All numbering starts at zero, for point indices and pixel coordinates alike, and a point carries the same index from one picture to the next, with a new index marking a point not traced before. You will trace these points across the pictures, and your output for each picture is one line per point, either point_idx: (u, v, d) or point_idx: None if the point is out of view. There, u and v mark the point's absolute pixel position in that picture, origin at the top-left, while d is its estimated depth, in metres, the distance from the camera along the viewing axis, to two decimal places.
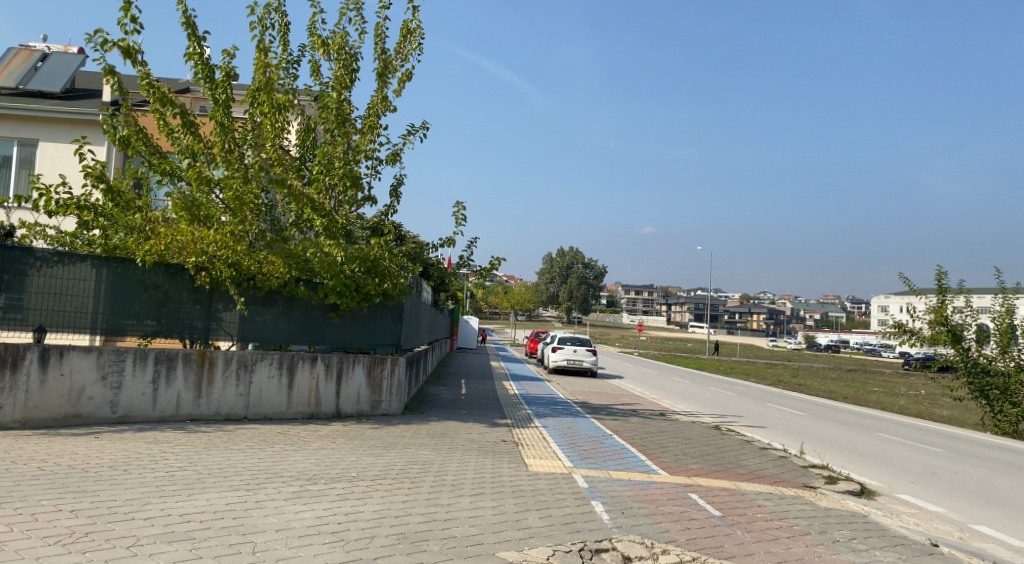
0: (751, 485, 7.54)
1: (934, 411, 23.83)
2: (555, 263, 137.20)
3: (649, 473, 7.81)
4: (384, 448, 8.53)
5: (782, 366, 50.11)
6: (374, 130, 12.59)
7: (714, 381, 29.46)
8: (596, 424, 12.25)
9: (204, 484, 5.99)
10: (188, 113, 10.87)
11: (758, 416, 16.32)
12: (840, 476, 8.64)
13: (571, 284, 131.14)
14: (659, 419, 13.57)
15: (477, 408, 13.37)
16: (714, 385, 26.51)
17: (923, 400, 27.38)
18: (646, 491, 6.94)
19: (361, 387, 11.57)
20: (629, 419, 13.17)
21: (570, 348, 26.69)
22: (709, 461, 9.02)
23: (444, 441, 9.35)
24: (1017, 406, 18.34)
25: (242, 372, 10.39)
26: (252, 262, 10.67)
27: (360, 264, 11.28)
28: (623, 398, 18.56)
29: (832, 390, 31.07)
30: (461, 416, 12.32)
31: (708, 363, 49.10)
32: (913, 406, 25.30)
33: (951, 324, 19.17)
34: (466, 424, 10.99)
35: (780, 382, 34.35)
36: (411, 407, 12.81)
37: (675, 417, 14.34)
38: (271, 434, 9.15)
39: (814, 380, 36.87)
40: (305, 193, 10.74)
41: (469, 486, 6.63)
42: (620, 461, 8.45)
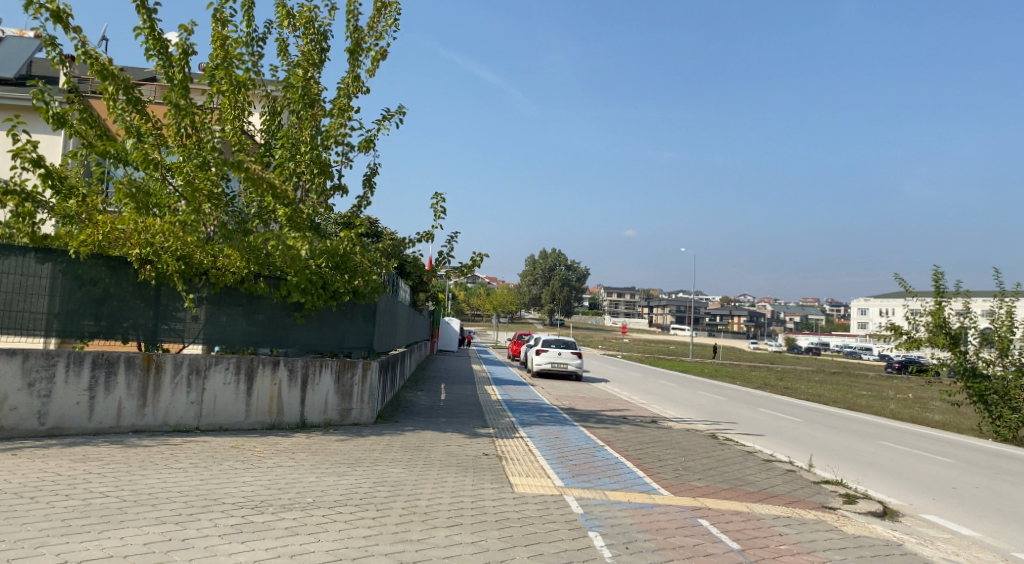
0: (765, 507, 6.64)
1: (926, 415, 23.25)
2: (537, 265, 136.41)
3: (650, 494, 6.89)
4: (350, 466, 7.53)
5: (766, 369, 49.64)
6: (345, 113, 11.61)
7: (701, 384, 28.67)
8: (585, 433, 11.33)
9: (125, 517, 4.97)
10: (133, 89, 9.79)
11: (753, 423, 15.51)
12: (858, 493, 7.79)
13: (553, 286, 130.42)
14: (651, 427, 12.67)
15: (456, 415, 12.39)
16: (702, 389, 25.74)
17: (913, 404, 26.83)
18: (650, 517, 6.01)
19: (329, 395, 10.57)
20: (620, 427, 12.27)
21: (554, 350, 25.79)
22: (713, 477, 8.13)
23: (419, 456, 8.36)
24: (1016, 412, 17.61)
25: (193, 378, 9.39)
26: (206, 254, 9.66)
27: (327, 259, 10.26)
28: (611, 404, 17.65)
29: (821, 393, 30.45)
30: (439, 425, 11.34)
31: (692, 365, 48.48)
32: (904, 410, 24.70)
33: (949, 328, 18.50)
34: (444, 435, 10.01)
35: (767, 385, 33.74)
36: (385, 416, 11.79)
37: (668, 425, 13.48)
38: (223, 449, 8.12)
39: (800, 383, 36.24)
40: (265, 178, 9.77)
41: (444, 515, 5.66)
42: (615, 478, 7.53)
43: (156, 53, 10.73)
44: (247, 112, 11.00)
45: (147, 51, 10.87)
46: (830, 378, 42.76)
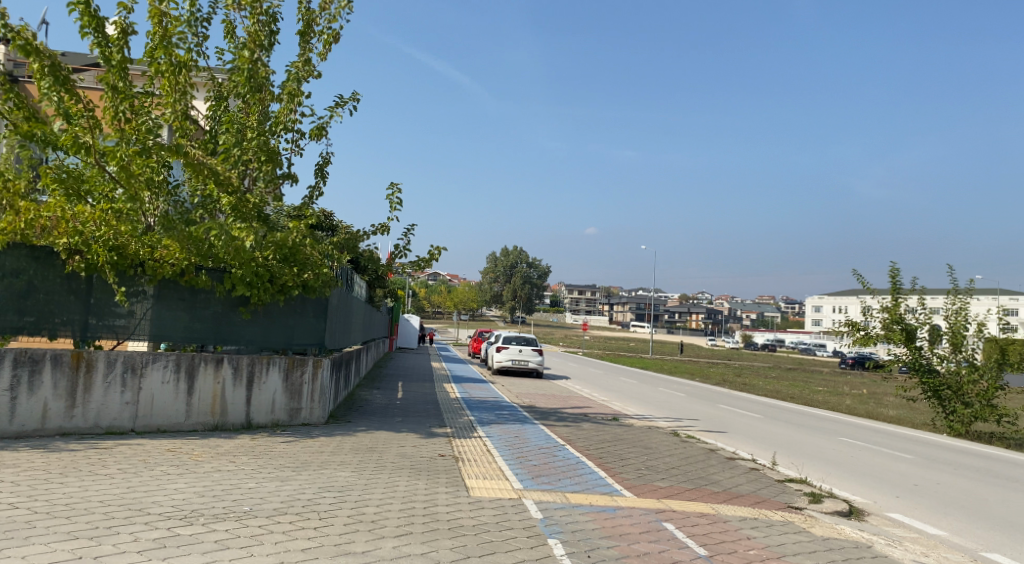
0: (731, 509, 6.40)
1: (880, 411, 23.62)
2: (499, 262, 135.93)
3: (612, 496, 6.59)
4: (295, 471, 7.06)
5: (724, 365, 50.24)
6: (295, 99, 11.07)
7: (662, 380, 28.67)
8: (545, 432, 11.02)
9: (32, 532, 4.44)
10: (60, 66, 8.82)
11: (714, 420, 15.41)
12: (823, 493, 7.62)
13: (515, 283, 130.27)
14: (612, 425, 12.43)
15: (412, 415, 11.96)
16: (662, 386, 25.74)
17: (867, 400, 27.28)
18: (613, 521, 5.70)
19: (276, 395, 10.06)
20: (581, 425, 11.98)
21: (515, 347, 25.47)
22: (676, 477, 7.89)
23: (370, 458, 7.93)
24: (969, 406, 18.05)
25: (128, 377, 8.80)
26: (142, 244, 9.08)
27: (275, 251, 9.78)
28: (572, 402, 17.42)
29: (778, 389, 30.80)
30: (394, 425, 10.91)
31: (652, 362, 48.72)
32: (859, 406, 25.07)
33: (905, 324, 18.69)
34: (398, 436, 9.57)
35: (726, 381, 34.04)
36: (337, 415, 11.29)
37: (629, 422, 13.27)
38: (159, 452, 7.57)
39: (757, 379, 36.68)
40: (207, 164, 9.22)
41: (393, 524, 5.26)
42: (576, 480, 7.22)
43: (91, 31, 9.95)
44: (190, 95, 10.44)
45: (81, 29, 10.12)
46: (787, 375, 43.36)
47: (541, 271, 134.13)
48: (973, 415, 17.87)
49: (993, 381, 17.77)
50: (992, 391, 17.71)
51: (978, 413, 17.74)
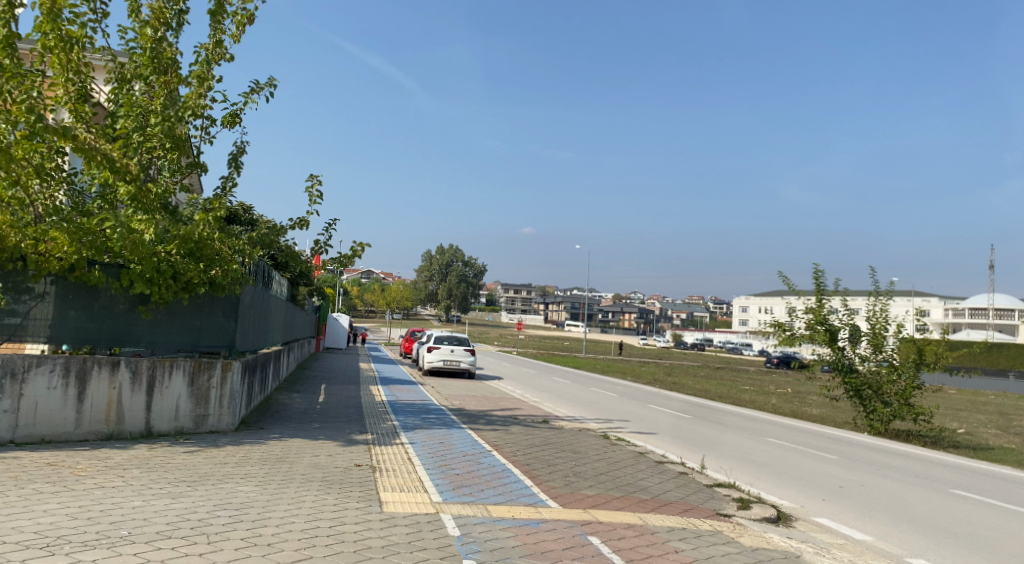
0: (659, 519, 6.13)
1: (804, 410, 24.22)
2: (434, 261, 134.65)
3: (536, 507, 6.24)
4: (191, 486, 6.41)
5: (655, 364, 50.98)
6: (206, 83, 10.31)
7: (594, 380, 28.67)
8: (471, 436, 10.61)
9: None
10: None
11: (644, 421, 15.34)
12: (751, 497, 7.48)
13: (450, 282, 129.33)
14: (542, 428, 12.13)
15: (332, 421, 11.34)
16: (594, 386, 25.70)
17: (790, 398, 27.99)
18: (536, 536, 5.34)
19: (181, 400, 9.31)
20: (509, 428, 11.62)
21: (446, 347, 24.96)
22: (604, 483, 7.61)
23: (279, 470, 7.33)
24: (888, 405, 18.77)
25: (8, 382, 7.96)
26: (24, 237, 8.20)
27: (180, 247, 9.13)
28: (502, 403, 17.07)
29: (706, 388, 31.32)
30: (311, 431, 10.28)
31: (586, 361, 48.99)
32: (784, 405, 25.68)
33: (828, 324, 19.16)
34: (314, 444, 8.97)
35: (656, 381, 34.42)
36: (250, 422, 10.56)
37: (559, 425, 13.00)
38: (35, 467, 6.77)
39: (687, 379, 37.25)
40: (99, 148, 8.35)
41: (291, 546, 4.73)
42: (499, 490, 6.84)
43: None
44: (86, 75, 9.51)
45: None
46: (715, 374, 44.30)
47: (477, 270, 133.66)
48: (891, 414, 18.60)
49: (910, 380, 18.42)
50: (909, 391, 18.38)
51: (896, 412, 18.47)
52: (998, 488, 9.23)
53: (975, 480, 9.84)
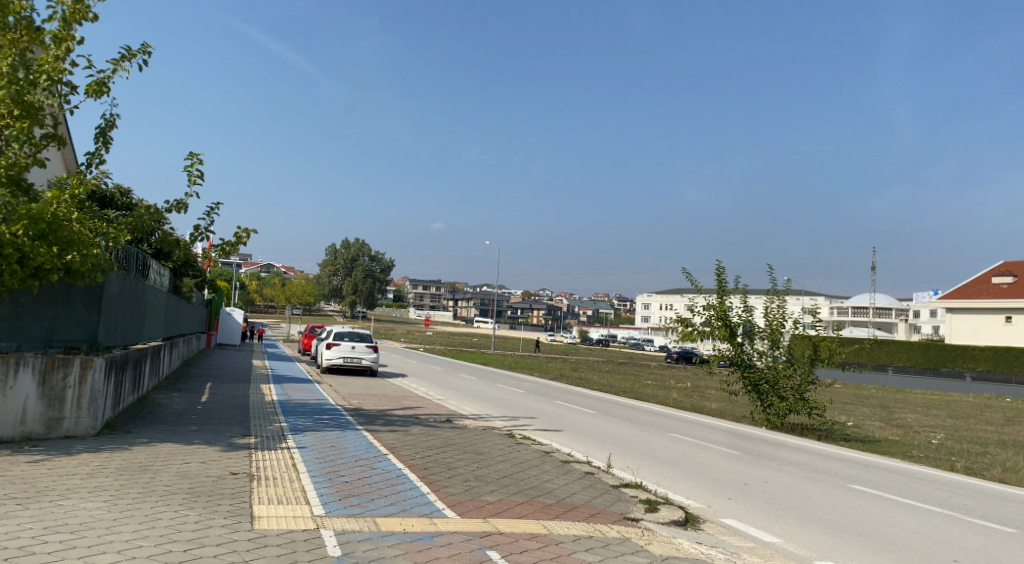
0: (563, 526, 5.69)
1: (704, 404, 24.80)
2: (340, 255, 131.12)
3: (431, 518, 5.65)
4: (21, 504, 5.43)
5: (562, 360, 51.36)
6: (64, 46, 9.10)
7: (501, 377, 28.31)
8: (367, 438, 9.89)
9: None
10: None
11: (550, 418, 15.05)
12: (659, 499, 7.23)
13: (356, 277, 126.29)
14: (445, 427, 11.56)
15: (212, 423, 10.32)
16: (500, 382, 25.32)
17: (692, 393, 28.64)
18: (428, 553, 4.75)
19: (28, 402, 8.16)
20: (409, 429, 10.95)
21: (347, 344, 23.94)
22: (506, 487, 7.12)
23: (137, 481, 6.40)
24: (784, 400, 19.36)
25: None
26: None
27: (28, 227, 7.97)
28: (404, 402, 16.36)
29: (611, 384, 31.63)
30: (186, 435, 9.28)
31: (494, 358, 48.73)
32: (685, 400, 26.19)
33: (728, 321, 19.63)
34: (186, 450, 8.03)
35: (563, 376, 34.49)
36: (114, 425, 9.42)
37: (464, 424, 12.46)
38: None
39: (592, 374, 37.58)
40: None
41: None
42: (392, 499, 6.20)
43: None
44: None
45: None
46: (620, 369, 45.04)
47: (385, 265, 131.26)
48: (787, 408, 19.21)
49: (804, 375, 19.05)
50: (804, 386, 19.00)
51: (792, 406, 19.10)
52: (891, 485, 9.46)
53: (868, 476, 10.10)
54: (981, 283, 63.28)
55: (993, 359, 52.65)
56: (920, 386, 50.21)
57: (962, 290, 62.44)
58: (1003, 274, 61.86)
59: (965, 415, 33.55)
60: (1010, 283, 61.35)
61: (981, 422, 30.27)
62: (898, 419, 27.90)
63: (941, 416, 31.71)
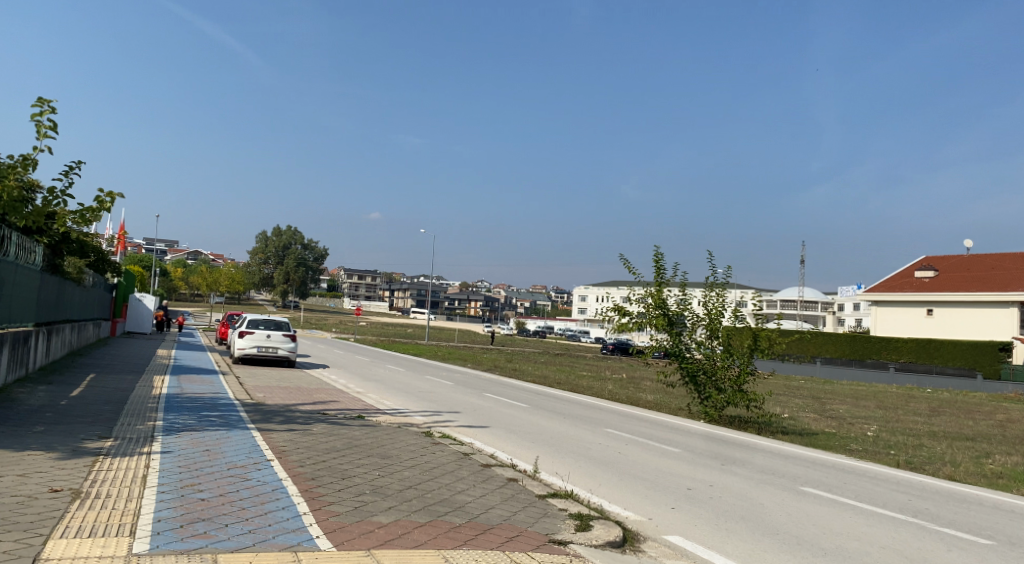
0: (470, 559, 4.42)
1: (640, 396, 24.13)
2: (271, 243, 126.56)
3: (298, 553, 4.26)
4: None
5: (497, 351, 50.21)
6: None
7: (431, 367, 27.00)
8: (254, 440, 8.35)
9: None
10: None
11: (476, 412, 13.82)
12: (593, 513, 6.10)
13: (288, 265, 121.96)
14: (353, 425, 10.17)
15: (67, 421, 8.62)
16: (428, 374, 23.98)
17: (627, 384, 28.01)
18: None
19: None
20: (309, 428, 9.48)
21: (262, 332, 22.26)
22: (408, 502, 5.80)
23: None
24: (722, 392, 18.77)
25: None
26: None
27: None
28: (317, 396, 14.85)
29: (546, 374, 30.70)
30: (23, 436, 7.58)
31: (426, 348, 47.17)
32: (620, 391, 25.42)
33: (665, 309, 18.93)
34: (8, 458, 6.38)
35: (497, 367, 33.40)
36: None
37: (377, 421, 11.09)
38: None
39: (526, 365, 36.56)
40: None
41: None
42: (251, 524, 4.77)
43: None
44: None
45: None
46: (555, 360, 44.31)
47: (318, 254, 127.56)
48: (725, 400, 18.61)
49: (743, 366, 18.44)
50: (743, 377, 18.42)
51: (730, 398, 18.51)
52: (843, 488, 8.64)
53: (818, 477, 9.31)
54: (904, 277, 65.43)
55: (914, 351, 54.47)
56: (847, 377, 51.43)
57: (887, 283, 64.48)
58: (924, 269, 64.16)
59: (892, 405, 34.21)
60: (930, 277, 63.73)
61: (907, 412, 30.77)
62: (829, 410, 27.91)
63: (869, 407, 32.16)
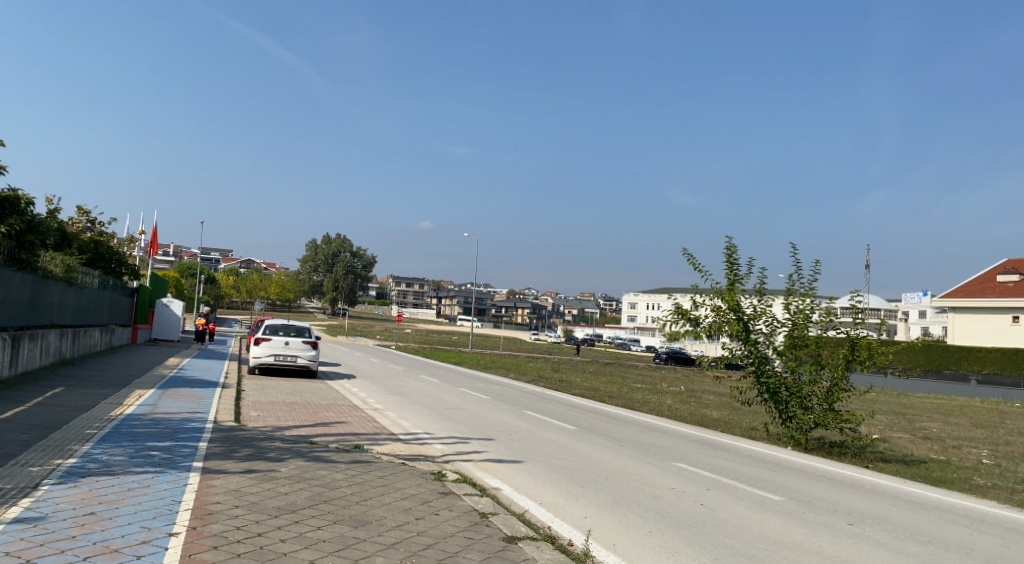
0: None
1: (704, 413, 21.17)
2: (320, 250, 126.51)
3: None
4: None
5: (544, 360, 47.60)
6: None
7: (467, 379, 24.57)
8: (180, 490, 5.79)
9: None
10: None
11: (510, 438, 11.19)
12: None
13: (336, 272, 121.57)
14: (341, 463, 7.62)
15: None
16: (465, 386, 21.43)
17: (689, 399, 25.00)
18: None
19: None
20: (276, 469, 6.90)
21: (280, 339, 20.17)
22: None
23: None
24: (810, 412, 15.69)
25: None
26: None
27: None
28: (325, 416, 12.47)
29: (596, 386, 27.96)
30: None
31: (470, 356, 44.84)
32: (681, 406, 22.51)
33: (741, 313, 16.01)
34: None
35: (542, 377, 30.69)
36: None
37: (381, 453, 8.55)
38: None
39: (576, 376, 33.79)
40: None
41: None
42: None
43: None
44: None
45: None
46: (606, 370, 41.47)
47: (366, 261, 127.18)
48: (814, 422, 15.49)
49: (836, 381, 15.41)
50: (837, 394, 15.34)
51: (820, 420, 15.38)
52: None
53: (1001, 552, 6.40)
54: (985, 281, 60.27)
55: (1000, 361, 49.41)
56: (924, 389, 46.92)
57: (966, 288, 59.38)
58: (1008, 272, 58.80)
59: (990, 424, 30.17)
60: (1015, 281, 58.42)
61: (1013, 433, 26.90)
62: (923, 430, 24.35)
63: (964, 426, 28.39)
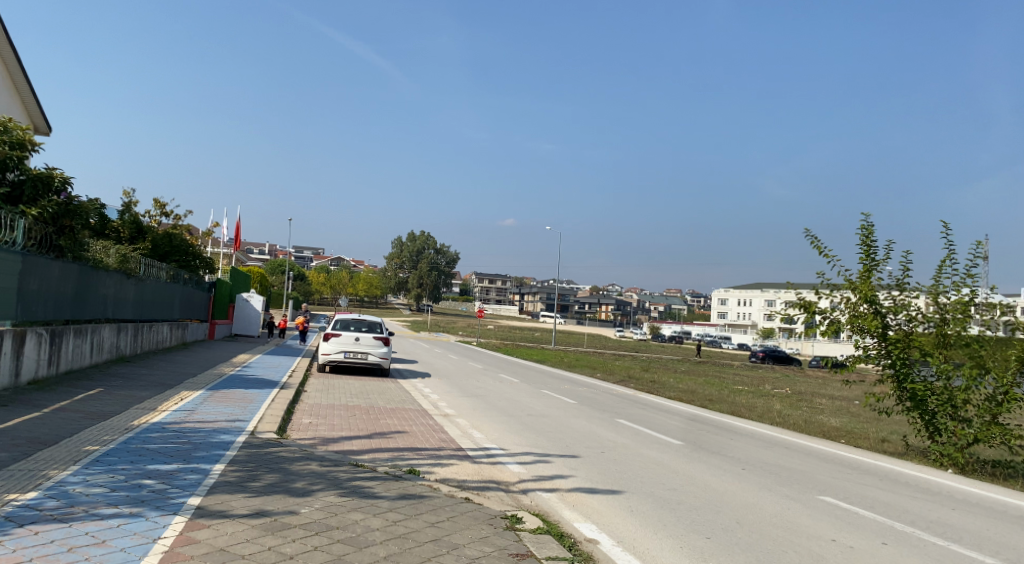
0: None
1: (824, 421, 18.30)
2: (405, 247, 127.39)
3: None
4: None
5: (633, 358, 44.85)
6: None
7: (550, 380, 22.52)
8: (138, 552, 4.00)
9: None
10: None
11: (603, 458, 9.08)
12: None
13: (421, 269, 122.02)
14: (385, 498, 5.75)
15: None
16: (547, 388, 19.38)
17: (800, 404, 22.05)
18: None
19: None
20: (296, 511, 5.09)
21: (349, 335, 18.81)
22: None
23: None
24: (967, 426, 12.30)
25: None
26: None
27: None
28: (386, 424, 10.75)
29: (693, 388, 25.34)
30: None
31: (555, 354, 42.84)
32: (795, 413, 19.67)
33: (878, 306, 13.27)
34: None
35: (631, 378, 28.23)
36: None
37: (440, 482, 6.65)
38: None
39: (669, 376, 31.14)
40: None
41: None
42: None
43: None
44: None
45: None
46: (700, 369, 38.51)
47: (450, 258, 127.26)
48: (973, 438, 12.15)
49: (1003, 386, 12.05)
50: (1005, 404, 11.97)
51: (981, 435, 12.02)
52: None
53: None
54: None
55: None
56: None
57: None
58: None
59: None
60: None
61: None
62: None
63: None
